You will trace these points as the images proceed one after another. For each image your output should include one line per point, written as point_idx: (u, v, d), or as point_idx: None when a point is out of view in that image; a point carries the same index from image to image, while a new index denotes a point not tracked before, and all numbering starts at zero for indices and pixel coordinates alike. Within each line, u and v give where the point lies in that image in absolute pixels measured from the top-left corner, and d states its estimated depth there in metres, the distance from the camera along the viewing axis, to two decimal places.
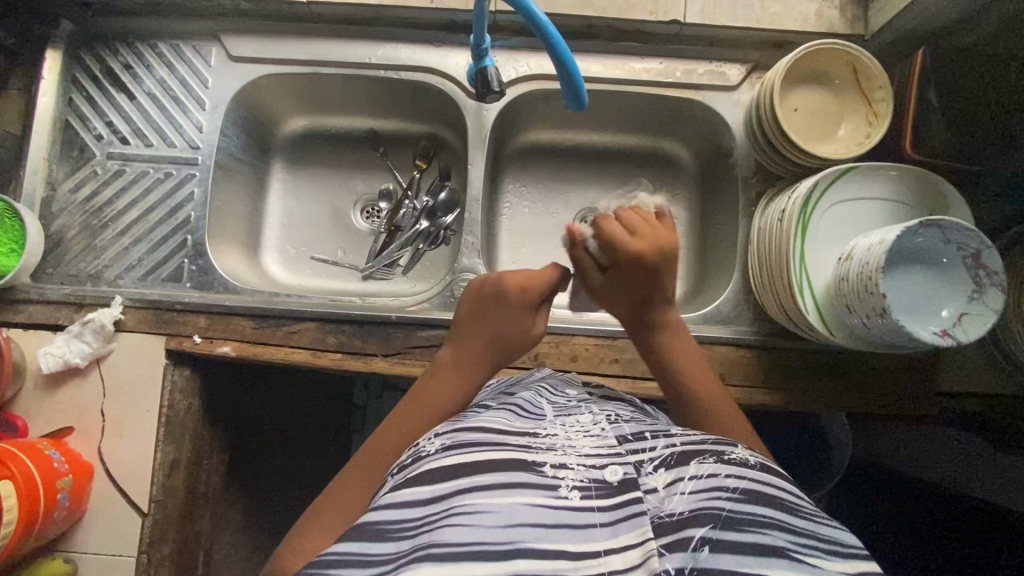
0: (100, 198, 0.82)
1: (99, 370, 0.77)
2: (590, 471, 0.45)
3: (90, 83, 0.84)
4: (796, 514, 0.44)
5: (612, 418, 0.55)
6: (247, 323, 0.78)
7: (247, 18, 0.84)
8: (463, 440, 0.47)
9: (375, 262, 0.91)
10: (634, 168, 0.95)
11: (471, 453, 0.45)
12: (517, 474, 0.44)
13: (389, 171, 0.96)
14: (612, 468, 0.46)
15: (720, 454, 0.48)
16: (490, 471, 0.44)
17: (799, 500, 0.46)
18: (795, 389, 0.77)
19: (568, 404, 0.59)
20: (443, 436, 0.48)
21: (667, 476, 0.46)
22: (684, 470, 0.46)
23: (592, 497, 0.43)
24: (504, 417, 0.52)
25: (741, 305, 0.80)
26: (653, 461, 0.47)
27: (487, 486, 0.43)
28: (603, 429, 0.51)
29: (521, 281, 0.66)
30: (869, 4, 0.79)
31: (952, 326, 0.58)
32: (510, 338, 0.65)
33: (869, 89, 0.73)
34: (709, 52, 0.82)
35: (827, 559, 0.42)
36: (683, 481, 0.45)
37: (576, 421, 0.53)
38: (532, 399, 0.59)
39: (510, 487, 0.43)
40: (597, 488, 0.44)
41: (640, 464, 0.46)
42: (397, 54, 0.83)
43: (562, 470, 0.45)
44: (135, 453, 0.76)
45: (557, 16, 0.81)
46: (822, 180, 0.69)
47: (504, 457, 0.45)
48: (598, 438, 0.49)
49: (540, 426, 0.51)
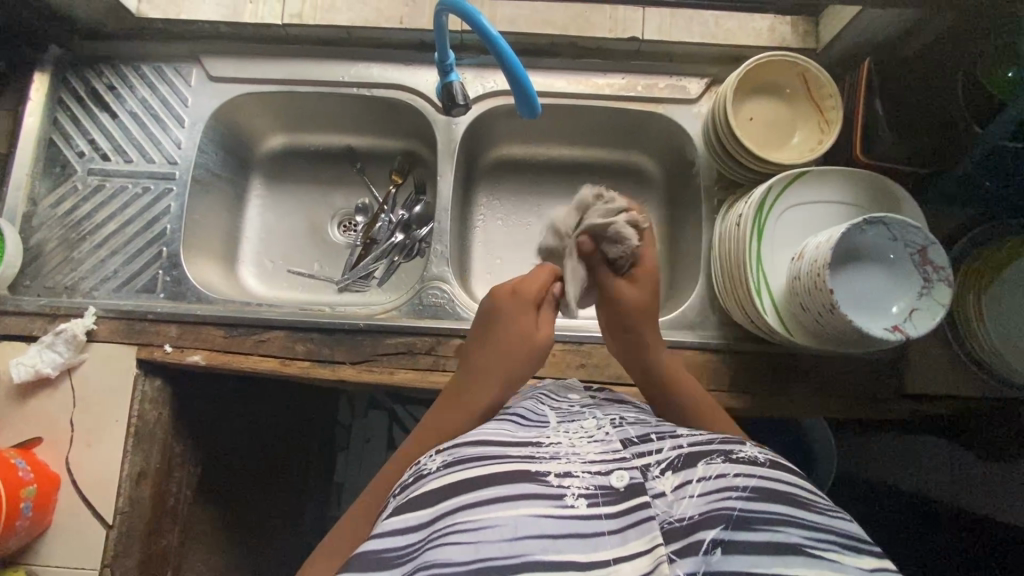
0: (79, 212, 0.85)
1: (70, 380, 0.77)
2: (596, 477, 0.44)
3: (75, 103, 0.87)
4: (809, 509, 0.42)
5: (616, 422, 0.55)
6: (218, 332, 0.79)
7: (226, 40, 0.88)
8: (462, 456, 0.46)
9: (351, 274, 0.92)
10: (606, 180, 0.97)
11: (470, 467, 0.44)
12: (520, 487, 0.42)
13: (366, 186, 0.98)
14: (618, 473, 0.45)
15: (728, 453, 0.46)
16: (491, 484, 0.42)
17: (815, 497, 0.44)
18: (762, 394, 0.77)
19: (571, 410, 0.59)
20: (444, 453, 0.47)
21: (676, 479, 0.45)
22: (692, 472, 0.45)
23: (599, 504, 0.42)
24: (506, 428, 0.51)
25: (706, 310, 0.81)
26: (660, 464, 0.46)
27: (489, 500, 0.41)
28: (607, 434, 0.51)
29: (516, 289, 0.67)
30: (819, 20, 0.83)
31: (903, 322, 0.59)
32: (512, 347, 0.64)
33: (821, 98, 0.76)
34: (669, 67, 0.85)
35: (848, 554, 0.41)
36: (692, 483, 0.44)
37: (580, 427, 0.53)
38: (533, 406, 0.58)
39: (515, 499, 0.41)
40: (604, 495, 0.43)
41: (646, 468, 0.46)
42: (370, 73, 0.87)
43: (566, 479, 0.44)
44: (103, 464, 0.76)
45: (522, 35, 0.85)
46: (776, 185, 0.70)
47: (505, 469, 0.44)
48: (603, 443, 0.49)
49: (543, 435, 0.50)
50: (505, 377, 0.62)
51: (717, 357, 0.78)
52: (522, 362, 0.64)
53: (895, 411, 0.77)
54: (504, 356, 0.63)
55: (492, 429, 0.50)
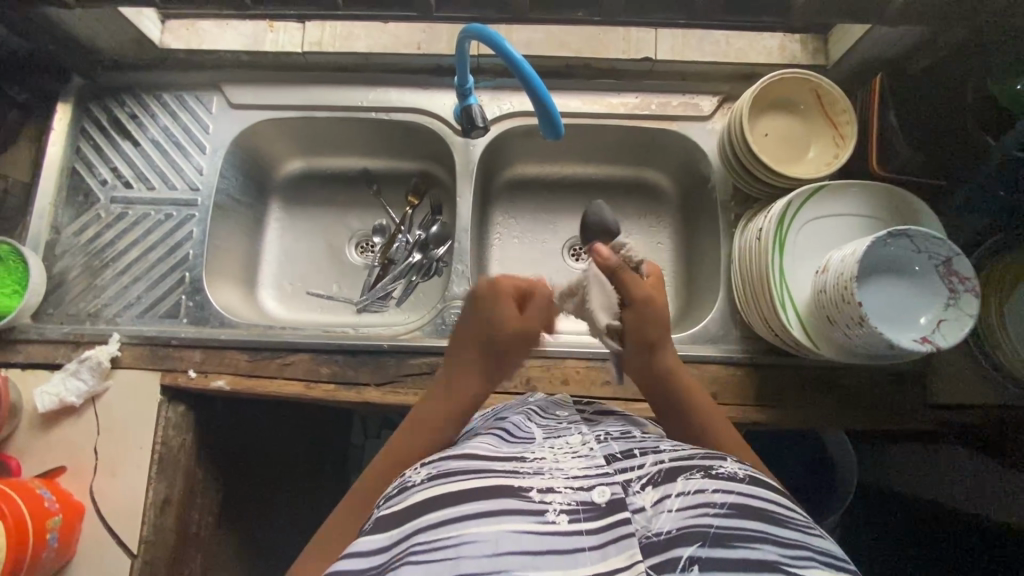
0: (102, 240, 0.85)
1: (94, 408, 0.77)
2: (578, 493, 0.45)
3: (98, 133, 0.88)
4: (785, 526, 0.43)
5: (601, 436, 0.54)
6: (242, 356, 0.79)
7: (247, 69, 0.89)
8: (447, 469, 0.47)
9: (370, 295, 0.93)
10: (620, 196, 0.98)
11: (453, 482, 0.45)
12: (502, 502, 0.43)
13: (383, 208, 0.99)
14: (599, 489, 0.45)
15: (706, 469, 0.47)
16: (473, 498, 0.43)
17: (791, 513, 0.44)
18: (788, 407, 0.77)
19: (557, 426, 0.58)
20: (429, 465, 0.48)
21: (655, 494, 0.45)
22: (671, 487, 0.45)
23: (580, 520, 0.43)
24: (489, 442, 0.52)
25: (728, 323, 0.81)
26: (641, 479, 0.46)
27: (473, 514, 0.42)
28: (591, 449, 0.51)
29: (498, 284, 0.59)
30: (828, 37, 0.85)
31: (931, 332, 0.60)
32: (493, 345, 0.58)
33: (834, 113, 0.77)
34: (682, 86, 0.87)
35: (828, 571, 0.41)
36: (670, 498, 0.44)
37: (565, 442, 0.52)
38: (521, 422, 0.58)
39: (495, 514, 0.42)
40: (585, 511, 0.43)
41: (627, 483, 0.46)
42: (388, 97, 0.88)
43: (548, 494, 0.44)
44: (127, 492, 0.75)
45: (538, 59, 0.86)
46: (794, 202, 0.71)
47: (490, 483, 0.44)
48: (587, 459, 0.49)
49: (528, 450, 0.51)
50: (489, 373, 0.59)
51: (741, 369, 0.78)
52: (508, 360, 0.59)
53: (919, 421, 0.77)
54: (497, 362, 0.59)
55: (476, 443, 0.51)
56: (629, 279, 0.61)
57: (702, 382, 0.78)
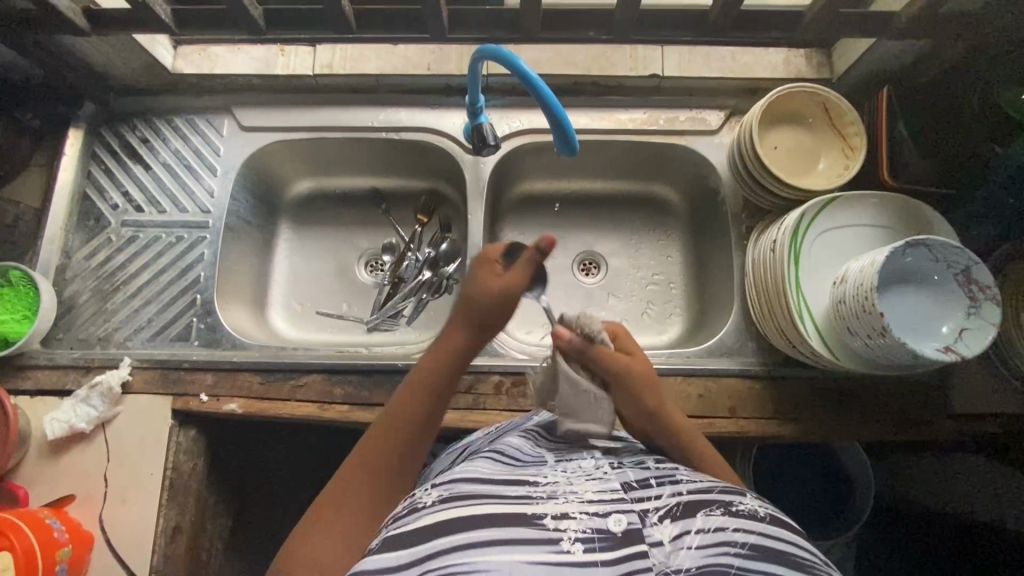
0: (112, 264, 0.85)
1: (104, 434, 0.76)
2: (593, 520, 0.44)
3: (109, 156, 0.89)
4: (808, 572, 0.42)
5: (614, 461, 0.54)
6: (254, 378, 0.78)
7: (258, 92, 0.90)
8: (460, 492, 0.46)
9: (380, 315, 0.91)
10: (629, 210, 0.98)
11: (464, 507, 0.44)
12: (516, 530, 0.42)
13: (392, 227, 0.99)
14: (615, 517, 0.44)
15: (727, 505, 0.46)
16: (492, 523, 0.43)
17: (812, 558, 0.44)
18: (808, 420, 0.76)
19: (568, 446, 0.58)
20: (440, 487, 0.47)
21: (673, 528, 0.44)
22: (690, 522, 0.45)
23: (596, 550, 0.42)
24: (500, 467, 0.51)
25: (744, 336, 0.80)
26: (659, 511, 0.46)
27: (484, 543, 0.41)
28: (606, 474, 0.50)
29: (487, 251, 0.63)
30: (832, 51, 0.86)
31: (954, 341, 0.59)
32: (484, 304, 0.60)
33: (843, 125, 0.77)
34: (690, 101, 0.87)
35: None
36: (689, 533, 0.43)
37: (579, 466, 0.52)
38: (530, 442, 0.57)
39: (509, 545, 0.41)
40: (601, 540, 0.42)
41: (644, 514, 0.46)
42: (398, 117, 0.89)
43: (563, 521, 0.43)
44: (137, 521, 0.73)
45: (546, 77, 0.87)
46: (809, 210, 0.71)
47: (503, 511, 0.44)
48: (602, 482, 0.49)
49: (540, 473, 0.50)
50: (482, 329, 0.61)
51: (758, 383, 0.78)
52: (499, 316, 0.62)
53: (941, 430, 0.76)
54: (490, 323, 0.61)
55: (487, 467, 0.50)
56: (597, 352, 0.60)
57: (719, 396, 0.77)
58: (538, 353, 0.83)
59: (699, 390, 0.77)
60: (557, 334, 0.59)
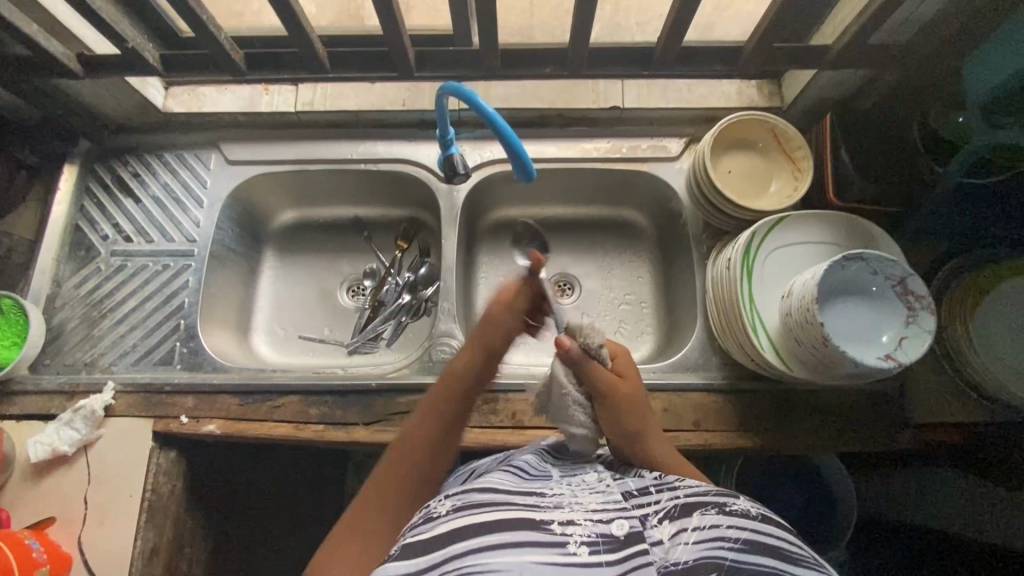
0: (100, 292, 0.89)
1: (86, 457, 0.78)
2: (597, 526, 0.46)
3: (101, 191, 0.93)
4: (800, 565, 0.44)
5: (617, 477, 0.58)
6: (233, 401, 0.81)
7: (244, 128, 0.95)
8: (472, 501, 0.49)
9: (360, 336, 0.96)
10: (600, 234, 1.02)
11: (476, 513, 0.47)
12: (524, 534, 0.45)
13: (373, 253, 1.03)
14: (618, 522, 0.46)
15: (721, 506, 0.48)
16: (504, 528, 0.45)
17: (802, 552, 0.46)
18: (769, 431, 0.78)
19: (574, 465, 0.61)
20: (453, 498, 0.50)
21: (671, 527, 0.47)
22: (687, 520, 0.47)
23: (601, 552, 0.44)
24: (509, 479, 0.54)
25: (707, 351, 0.83)
26: (658, 514, 0.49)
27: (499, 547, 0.43)
28: (609, 486, 0.54)
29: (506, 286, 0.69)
30: (782, 81, 0.92)
31: (895, 350, 0.62)
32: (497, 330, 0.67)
33: (792, 149, 0.82)
34: (650, 130, 0.93)
35: None
36: (686, 531, 0.46)
37: (583, 480, 0.56)
38: (536, 461, 0.61)
39: (519, 545, 0.43)
40: (605, 543, 0.45)
41: (645, 517, 0.48)
42: (376, 149, 0.94)
43: (569, 526, 0.46)
44: (115, 542, 0.75)
45: (514, 110, 0.93)
46: (759, 230, 0.76)
47: (513, 516, 0.46)
48: (604, 493, 0.52)
49: (546, 487, 0.53)
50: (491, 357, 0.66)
51: (721, 396, 0.80)
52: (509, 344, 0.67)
53: (902, 441, 0.79)
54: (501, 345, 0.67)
55: (498, 480, 0.53)
56: (591, 364, 0.63)
57: (685, 409, 0.79)
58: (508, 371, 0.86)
59: (664, 405, 0.80)
60: (558, 340, 0.62)
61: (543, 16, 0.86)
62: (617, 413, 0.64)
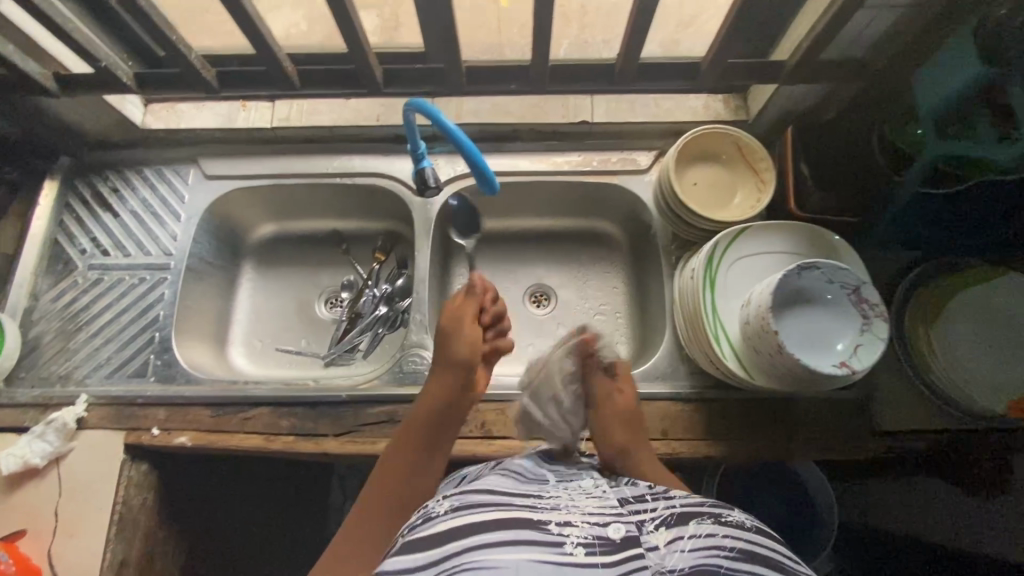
0: (76, 305, 0.90)
1: (57, 469, 0.79)
2: (594, 528, 0.47)
3: (80, 206, 0.95)
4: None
5: (614, 482, 0.57)
6: (205, 413, 0.81)
7: (222, 143, 0.97)
8: (469, 501, 0.49)
9: (337, 348, 0.96)
10: (574, 245, 1.04)
11: (475, 512, 0.48)
12: (523, 533, 0.46)
13: (351, 265, 1.04)
14: (614, 526, 0.48)
15: (717, 516, 0.50)
16: (503, 527, 0.46)
17: (794, 565, 0.47)
18: (737, 439, 0.79)
19: (568, 469, 0.61)
20: (452, 498, 0.50)
21: (668, 534, 0.48)
22: (683, 529, 0.48)
23: (596, 553, 0.45)
24: (508, 480, 0.54)
25: (676, 360, 0.84)
26: (653, 520, 0.50)
27: (499, 544, 0.45)
28: (605, 491, 0.54)
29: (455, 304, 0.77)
30: (747, 95, 0.94)
31: (849, 356, 0.64)
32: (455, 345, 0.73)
33: (755, 161, 0.84)
34: (620, 144, 0.95)
35: None
36: (683, 539, 0.47)
37: (579, 485, 0.56)
38: (533, 463, 0.60)
39: (518, 544, 0.45)
40: (601, 545, 0.46)
41: (641, 523, 0.49)
42: (351, 164, 0.96)
43: (566, 527, 0.47)
44: (84, 555, 0.75)
45: (486, 124, 0.95)
46: (721, 240, 0.77)
47: (512, 515, 0.47)
48: (600, 498, 0.52)
49: (543, 488, 0.54)
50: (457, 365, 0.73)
51: (689, 405, 0.81)
52: (472, 344, 0.74)
53: (869, 448, 0.79)
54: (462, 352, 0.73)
55: (496, 482, 0.53)
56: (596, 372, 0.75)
57: (651, 419, 0.80)
58: None
59: None
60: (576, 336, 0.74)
61: (512, 33, 0.88)
62: (611, 417, 0.73)
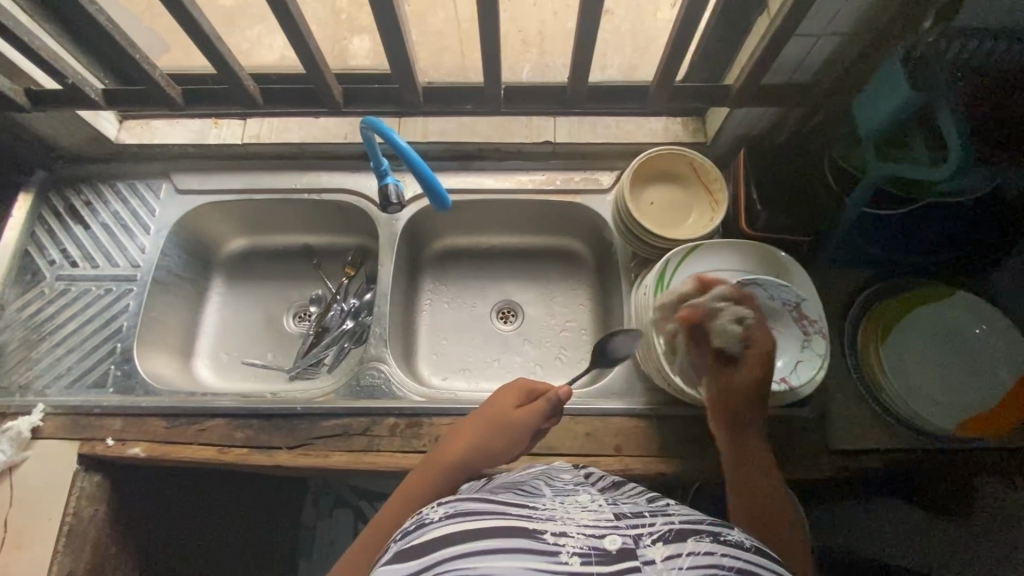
0: (41, 316, 0.91)
1: (9, 479, 0.79)
2: (590, 539, 0.43)
3: (53, 218, 0.97)
4: None
5: (612, 499, 0.54)
6: (160, 423, 0.81)
7: (195, 159, 1.00)
8: (463, 507, 0.45)
9: (302, 361, 0.96)
10: (542, 261, 1.05)
11: (471, 519, 0.44)
12: (513, 539, 0.42)
13: (321, 280, 1.05)
14: (610, 537, 0.44)
15: (717, 534, 0.45)
16: (493, 531, 0.42)
17: None
18: (691, 457, 0.78)
19: (565, 488, 0.58)
20: (447, 504, 0.47)
21: (667, 549, 0.42)
22: (683, 545, 0.43)
23: (592, 563, 0.41)
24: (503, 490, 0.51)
25: (633, 377, 0.85)
26: (652, 535, 0.44)
27: (488, 549, 0.40)
28: (602, 507, 0.50)
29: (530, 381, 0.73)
30: (706, 118, 0.96)
31: (790, 371, 0.69)
32: (498, 421, 0.68)
33: (710, 181, 0.86)
34: (582, 164, 0.97)
35: None
36: (682, 556, 0.42)
37: (574, 501, 0.53)
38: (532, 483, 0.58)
39: (508, 550, 0.41)
40: (597, 556, 0.42)
41: (639, 536, 0.44)
42: (320, 180, 0.98)
43: (562, 537, 0.43)
44: (30, 567, 0.75)
45: (451, 143, 0.98)
46: (672, 258, 0.78)
47: (507, 521, 0.44)
48: (596, 512, 0.48)
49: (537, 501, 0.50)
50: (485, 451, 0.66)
51: (645, 421, 0.81)
52: (500, 452, 0.67)
53: (824, 468, 0.78)
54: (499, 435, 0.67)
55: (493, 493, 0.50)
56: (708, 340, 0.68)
57: (606, 434, 0.80)
58: (437, 395, 0.86)
59: (587, 429, 0.80)
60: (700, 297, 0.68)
61: (474, 58, 0.91)
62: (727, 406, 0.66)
